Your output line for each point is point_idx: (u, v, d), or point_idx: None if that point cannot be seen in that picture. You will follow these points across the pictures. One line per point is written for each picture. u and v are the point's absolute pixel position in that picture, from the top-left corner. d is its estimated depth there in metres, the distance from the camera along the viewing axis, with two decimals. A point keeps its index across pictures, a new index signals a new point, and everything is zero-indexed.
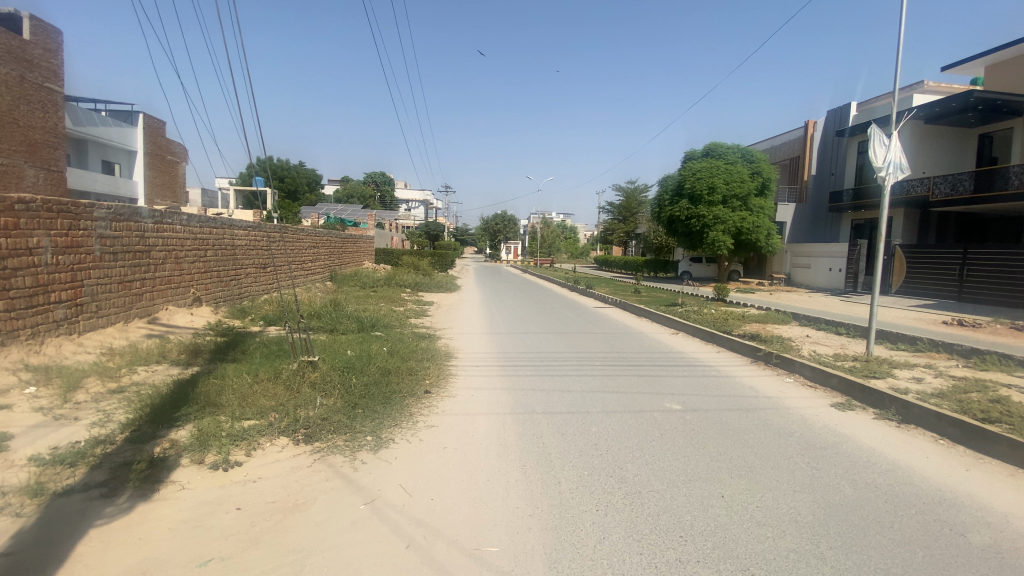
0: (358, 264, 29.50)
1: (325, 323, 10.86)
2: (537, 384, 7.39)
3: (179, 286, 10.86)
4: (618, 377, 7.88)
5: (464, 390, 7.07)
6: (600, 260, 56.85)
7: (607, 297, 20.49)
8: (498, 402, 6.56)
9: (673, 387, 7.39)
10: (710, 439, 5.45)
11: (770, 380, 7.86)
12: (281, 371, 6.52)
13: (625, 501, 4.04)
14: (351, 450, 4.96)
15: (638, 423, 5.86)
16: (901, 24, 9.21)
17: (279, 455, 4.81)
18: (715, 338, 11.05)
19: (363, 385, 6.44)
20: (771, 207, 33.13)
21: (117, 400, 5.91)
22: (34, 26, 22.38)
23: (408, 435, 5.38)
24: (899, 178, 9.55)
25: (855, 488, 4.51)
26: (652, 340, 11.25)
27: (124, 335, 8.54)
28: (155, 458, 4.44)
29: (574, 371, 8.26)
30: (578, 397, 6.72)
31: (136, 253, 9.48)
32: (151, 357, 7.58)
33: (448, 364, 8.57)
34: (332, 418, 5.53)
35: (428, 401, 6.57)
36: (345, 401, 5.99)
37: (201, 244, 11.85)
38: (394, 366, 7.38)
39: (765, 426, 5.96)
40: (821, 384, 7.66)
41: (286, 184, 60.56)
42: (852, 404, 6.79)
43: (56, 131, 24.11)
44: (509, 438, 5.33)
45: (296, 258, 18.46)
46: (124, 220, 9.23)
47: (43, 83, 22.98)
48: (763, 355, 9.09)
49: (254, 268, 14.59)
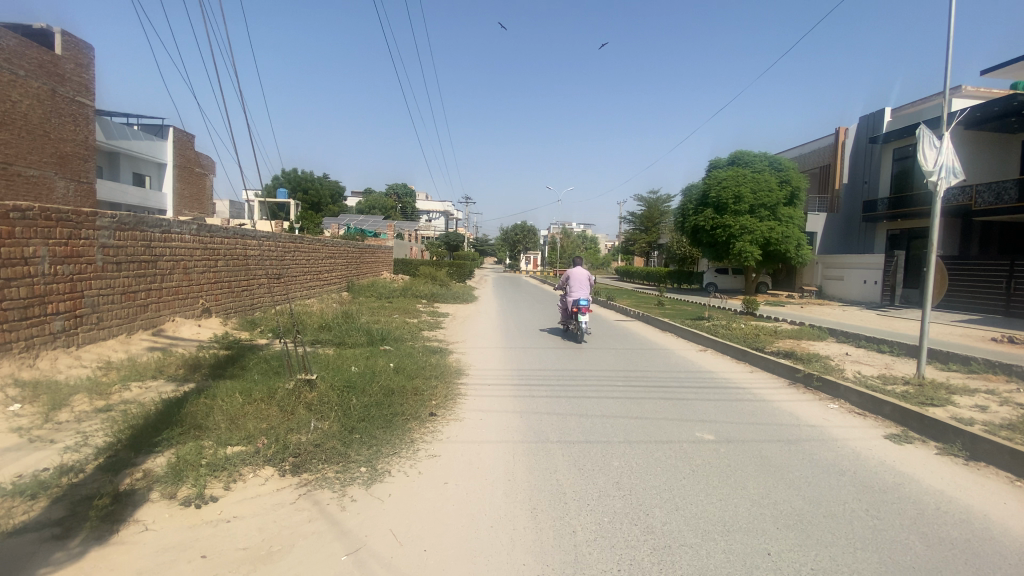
0: (376, 274, 29.30)
1: (334, 336, 10.42)
2: (553, 406, 6.77)
3: (188, 296, 10.61)
4: (642, 400, 7.18)
5: (472, 413, 6.49)
6: (622, 272, 55.91)
7: (629, 310, 19.71)
8: (509, 427, 5.97)
9: (704, 413, 6.66)
10: (748, 477, 4.77)
11: (812, 406, 7.09)
12: (276, 391, 6.05)
13: (652, 559, 3.40)
14: (341, 484, 4.42)
15: (665, 456, 5.20)
16: (950, 16, 8.48)
17: (262, 488, 4.32)
18: (747, 356, 10.24)
19: (363, 406, 5.94)
20: (800, 217, 31.93)
21: (101, 420, 5.53)
22: (66, 42, 23.04)
23: (405, 467, 4.82)
24: (952, 183, 8.71)
25: (928, 545, 3.77)
26: (678, 358, 10.48)
27: (125, 348, 8.24)
28: (120, 492, 4.00)
29: (594, 391, 7.59)
30: (597, 424, 6.06)
31: (142, 264, 9.22)
32: (147, 372, 7.21)
33: (457, 382, 8.03)
34: (325, 444, 5.05)
35: (432, 425, 6.00)
36: (342, 424, 5.51)
37: (212, 254, 11.59)
38: (398, 385, 6.86)
39: (813, 462, 5.22)
40: (871, 412, 6.86)
41: (310, 196, 61.64)
42: (909, 437, 6.01)
43: (87, 144, 24.62)
44: (518, 472, 4.73)
45: (312, 269, 18.23)
46: (130, 228, 8.98)
47: (75, 97, 23.57)
48: (802, 377, 8.28)
49: (267, 279, 14.33)
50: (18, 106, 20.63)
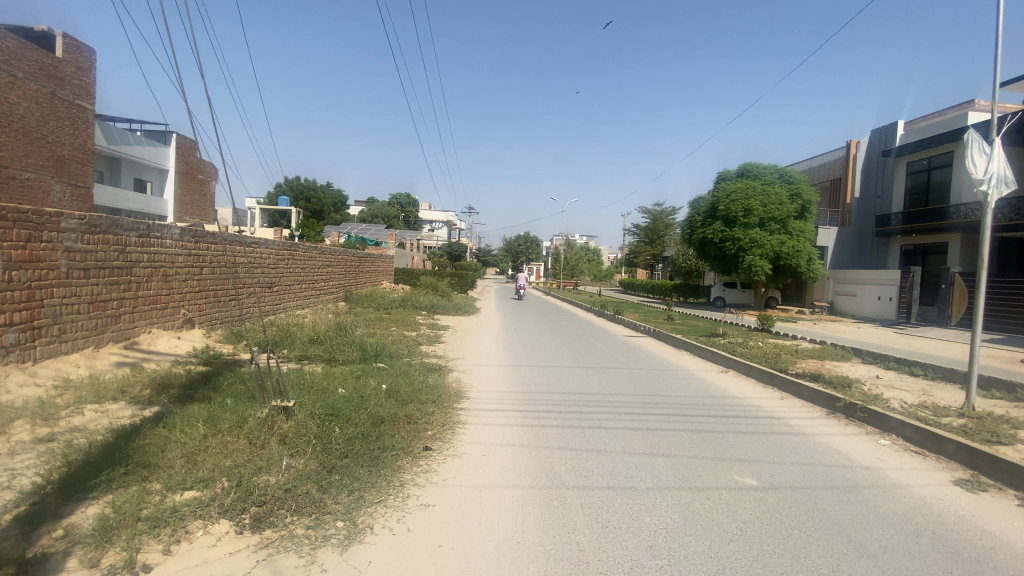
0: (375, 283, 28.40)
1: (323, 351, 9.59)
2: (565, 440, 5.92)
3: (167, 306, 9.81)
4: (665, 432, 6.32)
5: (473, 446, 5.65)
6: (626, 284, 55.08)
7: (638, 324, 18.81)
8: (517, 466, 5.11)
9: (740, 450, 5.78)
10: (811, 542, 3.89)
11: (860, 443, 6.22)
12: (245, 420, 5.21)
13: None
14: (310, 547, 3.58)
15: (706, 509, 4.34)
16: (1000, 11, 7.73)
17: (210, 552, 3.47)
18: (775, 380, 9.37)
19: (347, 440, 5.13)
20: (812, 231, 31.12)
21: (40, 453, 4.73)
22: (67, 44, 22.51)
23: (391, 522, 3.96)
24: (1004, 193, 7.88)
25: None
26: (698, 380, 9.61)
27: (88, 364, 7.43)
28: (29, 559, 3.22)
29: (610, 421, 6.73)
30: (620, 464, 5.19)
31: (114, 271, 8.44)
32: (107, 394, 6.37)
33: (456, 406, 7.22)
34: (298, 489, 4.23)
35: (426, 463, 5.14)
36: (321, 462, 4.70)
37: (196, 261, 10.80)
38: (388, 411, 6.02)
39: (879, 518, 4.36)
40: (931, 451, 5.98)
41: (312, 204, 61.28)
42: (983, 484, 5.12)
43: (86, 148, 24.00)
44: (530, 532, 3.86)
45: (308, 277, 17.40)
46: (102, 231, 8.22)
47: (74, 100, 22.97)
48: (843, 407, 7.41)
49: (258, 288, 13.51)
50: (15, 107, 20.03)
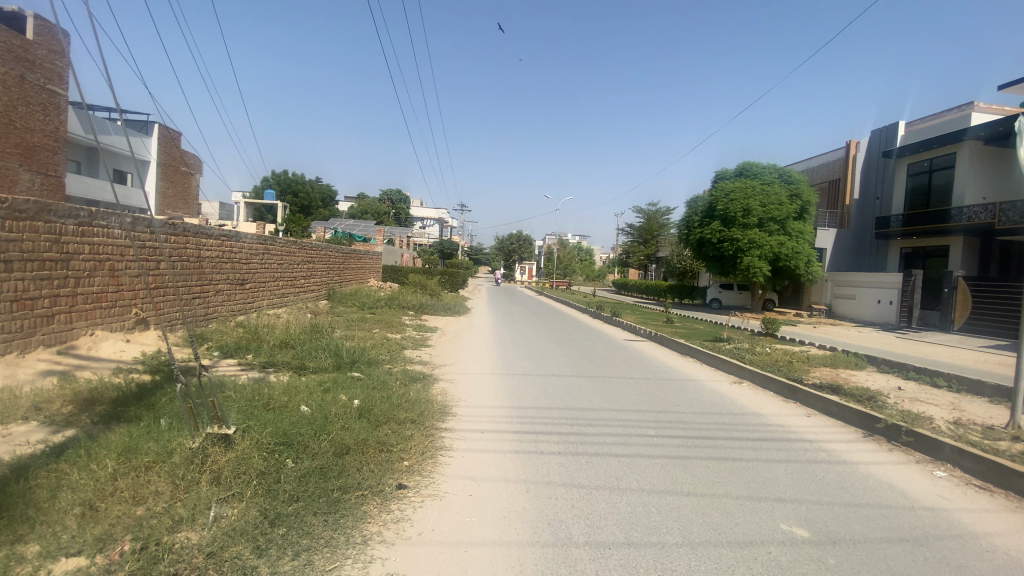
0: (361, 281, 27.26)
1: (293, 358, 8.50)
2: (569, 473, 4.92)
3: (116, 305, 8.69)
4: (687, 462, 5.33)
5: (458, 482, 4.64)
6: (620, 285, 54.34)
7: (637, 328, 17.84)
8: (512, 512, 4.11)
9: (779, 486, 4.83)
10: None
11: (913, 476, 5.29)
12: (173, 451, 4.16)
13: None
14: None
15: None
16: None
17: None
18: (797, 393, 8.48)
19: (298, 479, 4.09)
20: (811, 232, 30.48)
21: None
22: (38, 26, 19.58)
23: None
24: None
25: None
26: (710, 393, 8.64)
27: (8, 373, 6.31)
28: None
29: (621, 447, 5.72)
30: (638, 511, 4.18)
31: (46, 263, 7.32)
32: (16, 412, 5.25)
33: (439, 427, 6.18)
34: (225, 550, 3.22)
35: (398, 506, 4.13)
36: (262, 508, 3.69)
37: (151, 254, 9.65)
38: (355, 438, 4.97)
39: None
40: (1000, 486, 5.05)
41: (299, 199, 59.96)
42: None
43: (59, 134, 21.43)
44: None
45: (286, 275, 16.26)
46: (28, 219, 7.08)
47: (46, 84, 20.13)
48: (884, 429, 6.50)
49: (227, 285, 12.36)
50: None
